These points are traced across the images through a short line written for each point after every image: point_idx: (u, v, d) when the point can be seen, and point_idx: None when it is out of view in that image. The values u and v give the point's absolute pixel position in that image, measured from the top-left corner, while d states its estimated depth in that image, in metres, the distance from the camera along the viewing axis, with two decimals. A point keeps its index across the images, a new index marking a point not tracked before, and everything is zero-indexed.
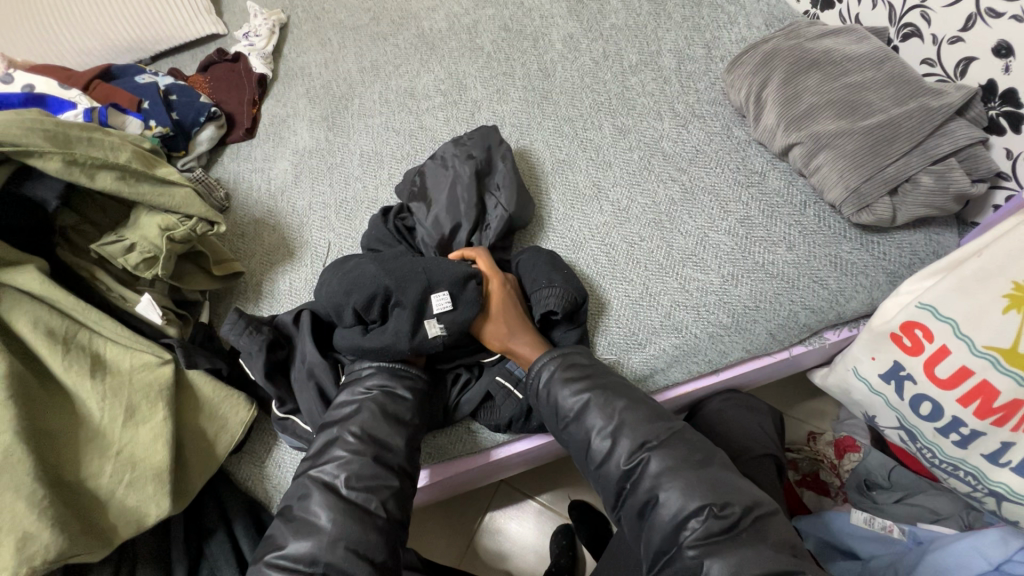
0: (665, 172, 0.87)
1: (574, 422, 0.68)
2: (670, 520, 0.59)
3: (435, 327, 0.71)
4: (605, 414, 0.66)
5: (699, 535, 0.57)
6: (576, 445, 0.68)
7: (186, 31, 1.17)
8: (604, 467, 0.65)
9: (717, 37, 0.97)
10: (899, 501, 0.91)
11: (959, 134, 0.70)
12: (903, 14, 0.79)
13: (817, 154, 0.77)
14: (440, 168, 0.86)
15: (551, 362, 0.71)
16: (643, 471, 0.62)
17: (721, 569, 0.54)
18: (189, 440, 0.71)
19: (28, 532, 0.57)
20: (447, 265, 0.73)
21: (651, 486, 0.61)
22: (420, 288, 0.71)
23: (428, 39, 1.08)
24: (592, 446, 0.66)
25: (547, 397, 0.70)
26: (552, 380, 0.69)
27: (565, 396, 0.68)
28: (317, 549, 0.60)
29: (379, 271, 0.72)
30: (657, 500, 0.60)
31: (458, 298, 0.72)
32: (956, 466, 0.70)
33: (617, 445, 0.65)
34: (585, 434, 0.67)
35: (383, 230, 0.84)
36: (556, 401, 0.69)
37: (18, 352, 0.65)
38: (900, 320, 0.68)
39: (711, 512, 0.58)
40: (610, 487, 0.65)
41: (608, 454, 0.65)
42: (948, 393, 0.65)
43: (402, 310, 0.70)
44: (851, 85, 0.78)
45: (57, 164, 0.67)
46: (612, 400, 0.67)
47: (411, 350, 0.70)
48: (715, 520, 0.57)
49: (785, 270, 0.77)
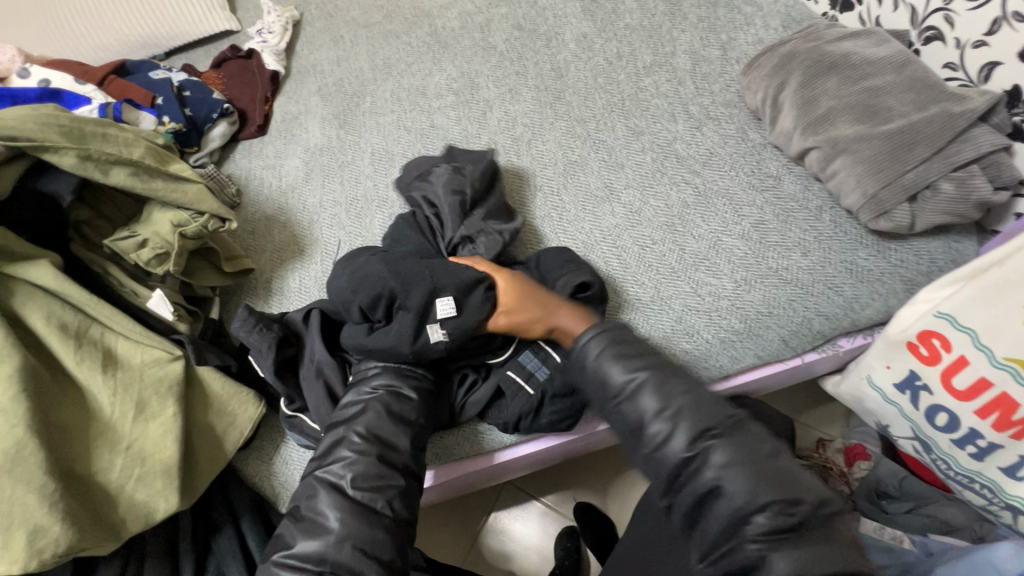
0: (678, 175, 0.86)
1: (626, 402, 0.60)
2: (732, 514, 0.54)
3: (437, 332, 0.69)
4: (663, 394, 0.59)
5: (764, 530, 0.52)
6: (624, 426, 0.61)
7: (199, 27, 1.17)
8: (659, 452, 0.58)
9: (733, 38, 0.96)
10: (910, 512, 0.90)
11: (983, 140, 0.68)
12: (925, 17, 0.77)
13: (835, 159, 0.76)
14: (421, 165, 0.88)
15: (598, 337, 0.62)
16: (707, 459, 0.56)
17: (788, 568, 0.50)
18: (197, 436, 0.71)
19: (39, 525, 0.57)
20: (456, 268, 0.72)
21: (715, 477, 0.55)
22: (425, 290, 0.70)
23: (441, 38, 1.08)
24: (646, 428, 0.59)
25: (593, 372, 0.62)
26: (602, 356, 0.61)
27: (617, 372, 0.61)
28: (326, 548, 0.60)
29: (386, 271, 0.71)
30: (719, 491, 0.55)
31: (463, 304, 0.70)
32: (971, 478, 0.69)
33: (677, 428, 0.57)
34: (640, 415, 0.59)
35: (402, 231, 0.82)
36: (605, 376, 0.61)
37: (29, 345, 0.65)
38: (916, 328, 0.67)
39: (779, 508, 0.53)
40: (662, 473, 0.58)
41: (667, 439, 0.57)
42: (965, 404, 0.64)
43: (405, 314, 0.70)
44: (870, 89, 0.77)
45: (72, 160, 0.67)
46: (670, 381, 0.60)
47: (412, 355, 0.69)
48: (784, 516, 0.53)
49: (800, 276, 0.76)
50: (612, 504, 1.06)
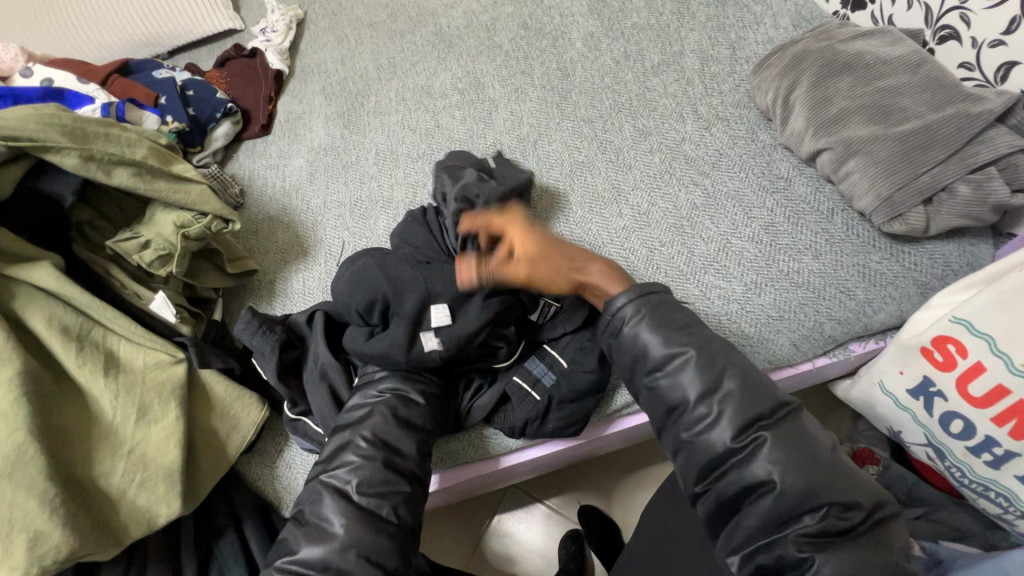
0: (686, 176, 0.85)
1: (667, 378, 0.60)
2: (779, 511, 0.52)
3: (431, 341, 0.67)
4: (709, 374, 0.58)
5: (812, 532, 0.51)
6: (662, 404, 0.60)
7: (203, 26, 1.16)
8: (703, 437, 0.57)
9: (742, 37, 0.94)
10: (919, 517, 0.88)
11: (1000, 142, 0.67)
12: (940, 16, 0.76)
13: (847, 160, 0.75)
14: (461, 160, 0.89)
15: (636, 306, 0.63)
16: (755, 452, 0.55)
17: (833, 572, 0.49)
18: (199, 440, 0.70)
19: (41, 531, 0.56)
20: (455, 277, 0.70)
21: (764, 471, 0.53)
22: (419, 298, 0.68)
23: (446, 37, 1.07)
24: (687, 410, 0.58)
25: (631, 342, 0.62)
26: (641, 326, 0.62)
27: (656, 344, 0.61)
28: (330, 555, 0.59)
29: (381, 275, 0.70)
30: (767, 487, 0.53)
31: (458, 313, 0.69)
32: (986, 486, 0.68)
33: (724, 415, 0.56)
34: (681, 394, 0.59)
35: (415, 229, 0.80)
36: (643, 347, 0.61)
37: (31, 347, 0.65)
38: (931, 334, 0.66)
39: (831, 511, 0.51)
40: (700, 461, 0.57)
41: (712, 425, 0.56)
42: (981, 411, 0.63)
43: (398, 321, 0.68)
44: (884, 89, 0.75)
45: (74, 160, 0.66)
46: (718, 362, 0.59)
47: (407, 363, 0.67)
48: (834, 520, 0.51)
49: (811, 280, 0.75)
50: (616, 508, 1.04)
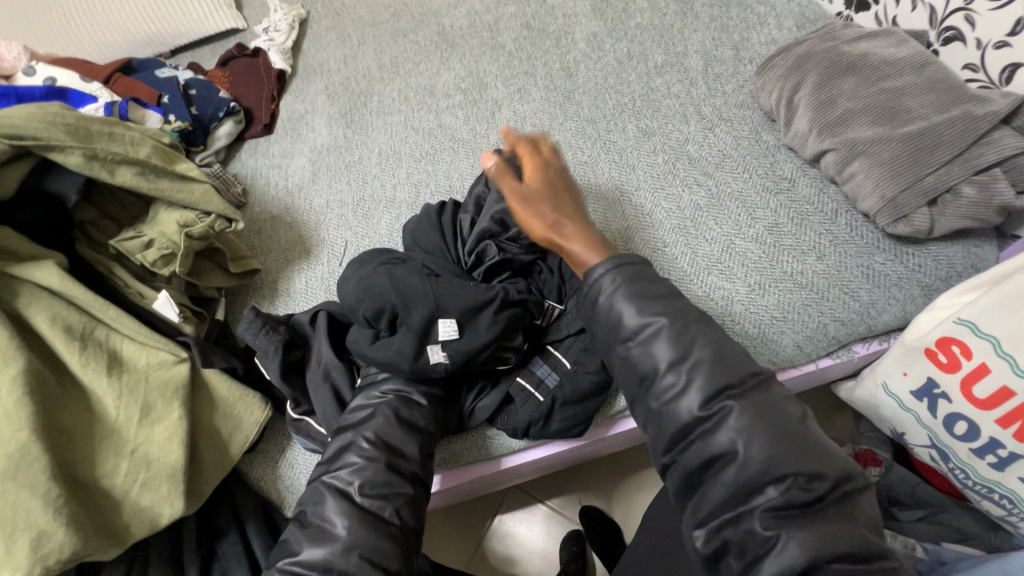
0: (690, 176, 0.85)
1: (638, 348, 0.57)
2: (742, 482, 0.50)
3: (437, 354, 0.66)
4: (681, 344, 0.55)
5: (777, 504, 0.48)
6: (634, 374, 0.57)
7: (205, 25, 1.16)
8: (670, 406, 0.55)
9: (746, 38, 0.94)
10: (922, 519, 0.88)
11: (1005, 144, 0.67)
12: (945, 17, 0.76)
13: (852, 162, 0.75)
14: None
15: (614, 273, 0.59)
16: (722, 421, 0.52)
17: (797, 546, 0.46)
18: (202, 440, 0.70)
19: (43, 531, 0.56)
20: (464, 291, 0.69)
21: (728, 440, 0.51)
22: (427, 312, 0.67)
23: (449, 37, 1.07)
24: (657, 380, 0.56)
25: (606, 313, 0.59)
26: (616, 295, 0.59)
27: (630, 315, 0.58)
28: (332, 555, 0.59)
29: (390, 285, 0.68)
30: (732, 456, 0.51)
31: (468, 326, 0.68)
32: (991, 488, 0.68)
33: (692, 384, 0.54)
34: (651, 363, 0.56)
35: (424, 230, 0.80)
36: (619, 319, 0.58)
37: (35, 347, 0.65)
38: (935, 335, 0.66)
39: (796, 483, 0.49)
40: (668, 431, 0.55)
41: (679, 394, 0.54)
42: (985, 414, 0.63)
43: (405, 333, 0.67)
44: (889, 90, 0.75)
45: (78, 158, 0.66)
46: (690, 330, 0.56)
47: (411, 373, 0.66)
48: (799, 491, 0.49)
49: (815, 281, 0.75)
50: (617, 509, 1.04)
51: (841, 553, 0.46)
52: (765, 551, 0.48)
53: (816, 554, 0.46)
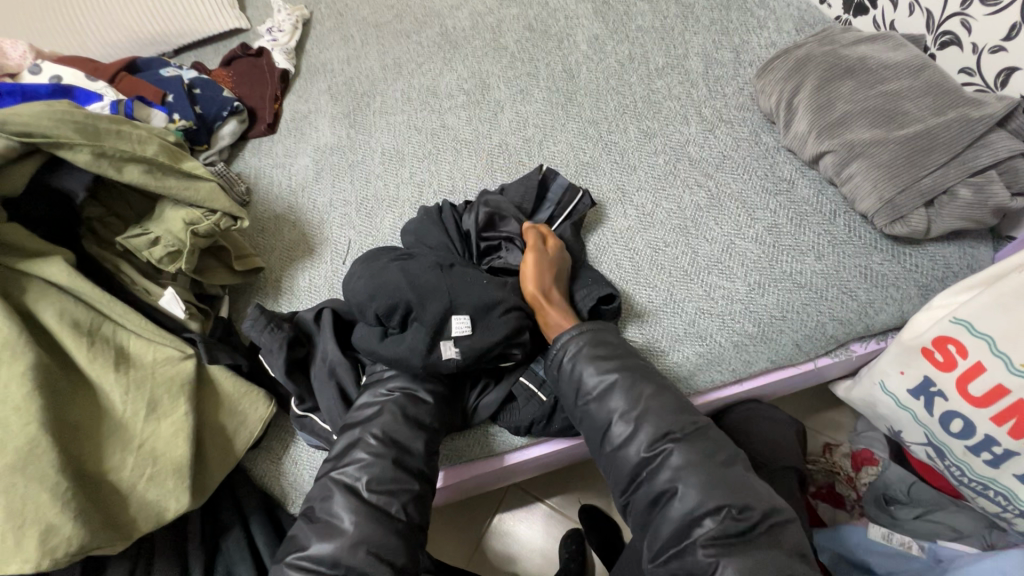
0: (691, 177, 0.86)
1: (596, 402, 0.66)
2: (683, 516, 0.58)
3: (450, 350, 0.67)
4: (630, 397, 0.65)
5: (713, 534, 0.56)
6: (594, 425, 0.66)
7: (209, 25, 1.17)
8: (622, 451, 0.64)
9: (746, 41, 0.95)
10: (918, 517, 0.90)
11: (1000, 146, 0.68)
12: (942, 22, 0.77)
13: (850, 164, 0.76)
14: (525, 190, 0.85)
15: (579, 337, 0.69)
16: (664, 462, 0.61)
17: (736, 571, 0.54)
18: (208, 436, 0.71)
19: (51, 524, 0.57)
20: (475, 286, 0.70)
21: (670, 478, 0.60)
22: (442, 308, 0.68)
23: (451, 38, 1.08)
24: (611, 430, 0.65)
25: (570, 372, 0.68)
26: (578, 356, 0.68)
27: (589, 373, 0.67)
28: (340, 551, 0.60)
29: (404, 281, 0.69)
30: (674, 492, 0.59)
31: (479, 323, 0.69)
32: (986, 485, 0.69)
33: (639, 430, 0.63)
34: (607, 416, 0.65)
35: (428, 226, 0.80)
36: (580, 378, 0.67)
37: (43, 342, 0.65)
38: (932, 334, 0.67)
39: (729, 513, 0.57)
40: (624, 473, 0.64)
41: (629, 440, 0.63)
42: (981, 411, 0.64)
43: (418, 328, 0.68)
44: (887, 93, 0.76)
45: (86, 156, 0.67)
46: (639, 383, 0.65)
47: (424, 369, 0.67)
48: (732, 522, 0.56)
49: (814, 280, 0.76)
50: (616, 509, 1.05)
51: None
52: None
53: None
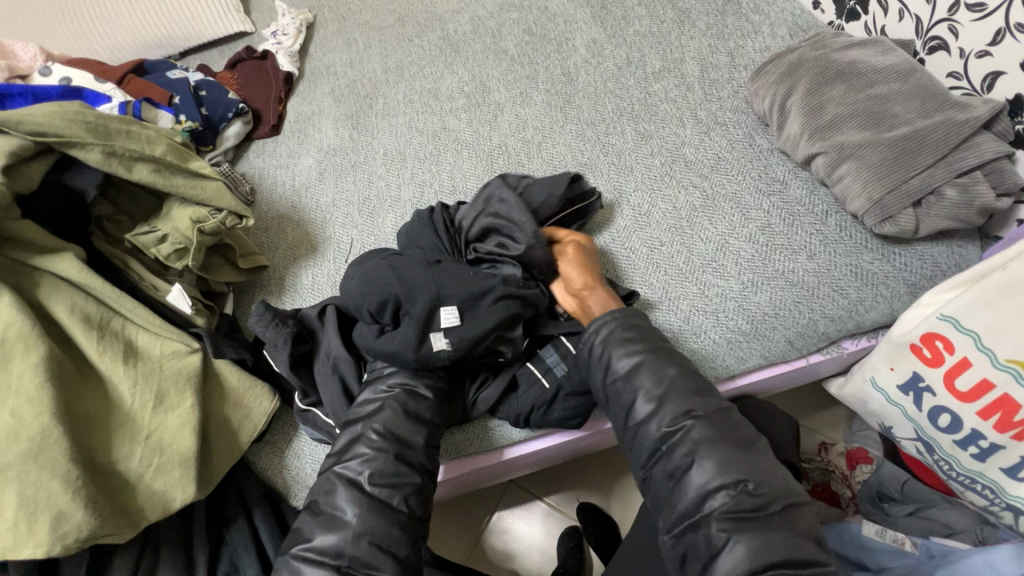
0: (686, 178, 0.88)
1: (621, 381, 0.67)
2: (699, 490, 0.60)
3: (441, 341, 0.69)
4: (655, 378, 0.66)
5: (727, 509, 0.58)
6: (616, 404, 0.68)
7: (215, 28, 1.19)
8: (642, 427, 0.65)
9: (741, 45, 0.97)
10: (911, 514, 0.91)
11: (986, 148, 0.70)
12: (930, 27, 0.79)
13: (841, 165, 0.78)
14: (550, 190, 0.82)
15: (611, 321, 0.71)
16: (683, 437, 0.62)
17: (747, 545, 0.55)
18: (213, 429, 0.72)
19: (62, 512, 0.59)
20: (463, 279, 0.72)
21: (688, 453, 0.61)
22: (430, 299, 0.69)
23: (452, 41, 1.10)
24: (634, 407, 0.66)
25: (598, 353, 0.70)
26: (608, 338, 0.69)
27: (618, 353, 0.68)
28: (344, 542, 0.62)
29: (393, 276, 0.71)
30: (691, 467, 0.61)
31: (468, 314, 0.70)
32: (974, 479, 0.71)
33: (661, 407, 0.64)
34: (632, 394, 0.66)
35: (426, 225, 0.82)
36: (608, 360, 0.69)
37: (54, 336, 0.67)
38: (920, 331, 0.69)
39: (744, 490, 0.58)
40: (643, 448, 0.65)
41: (650, 416, 0.65)
42: (967, 406, 0.66)
43: (409, 321, 0.69)
44: (876, 96, 0.78)
45: (97, 155, 0.69)
46: (665, 365, 0.67)
47: (417, 361, 0.69)
48: (745, 497, 0.58)
49: (806, 279, 0.78)
50: (615, 506, 1.06)
51: (776, 559, 0.54)
52: (719, 550, 0.56)
53: (764, 553, 0.55)
